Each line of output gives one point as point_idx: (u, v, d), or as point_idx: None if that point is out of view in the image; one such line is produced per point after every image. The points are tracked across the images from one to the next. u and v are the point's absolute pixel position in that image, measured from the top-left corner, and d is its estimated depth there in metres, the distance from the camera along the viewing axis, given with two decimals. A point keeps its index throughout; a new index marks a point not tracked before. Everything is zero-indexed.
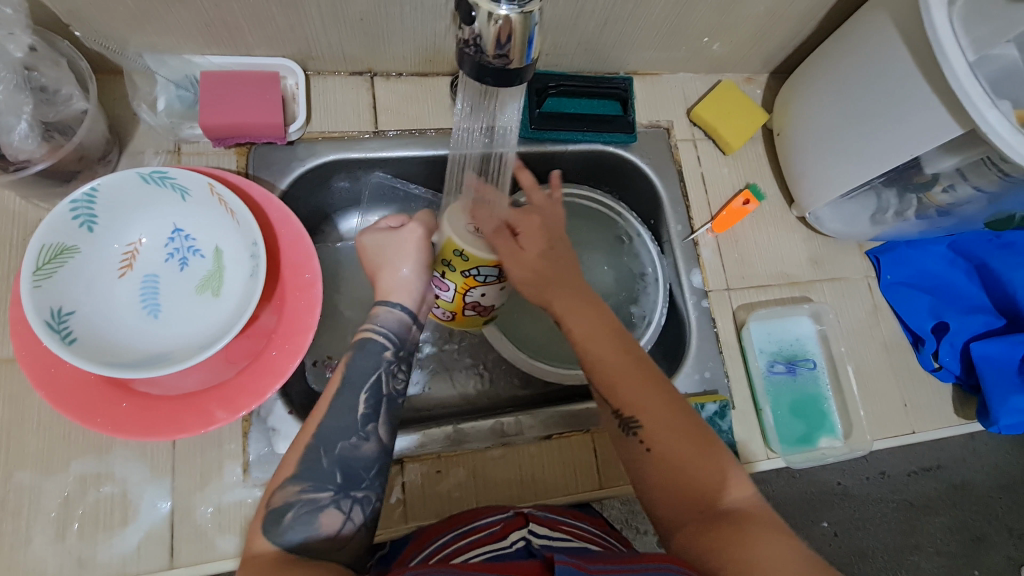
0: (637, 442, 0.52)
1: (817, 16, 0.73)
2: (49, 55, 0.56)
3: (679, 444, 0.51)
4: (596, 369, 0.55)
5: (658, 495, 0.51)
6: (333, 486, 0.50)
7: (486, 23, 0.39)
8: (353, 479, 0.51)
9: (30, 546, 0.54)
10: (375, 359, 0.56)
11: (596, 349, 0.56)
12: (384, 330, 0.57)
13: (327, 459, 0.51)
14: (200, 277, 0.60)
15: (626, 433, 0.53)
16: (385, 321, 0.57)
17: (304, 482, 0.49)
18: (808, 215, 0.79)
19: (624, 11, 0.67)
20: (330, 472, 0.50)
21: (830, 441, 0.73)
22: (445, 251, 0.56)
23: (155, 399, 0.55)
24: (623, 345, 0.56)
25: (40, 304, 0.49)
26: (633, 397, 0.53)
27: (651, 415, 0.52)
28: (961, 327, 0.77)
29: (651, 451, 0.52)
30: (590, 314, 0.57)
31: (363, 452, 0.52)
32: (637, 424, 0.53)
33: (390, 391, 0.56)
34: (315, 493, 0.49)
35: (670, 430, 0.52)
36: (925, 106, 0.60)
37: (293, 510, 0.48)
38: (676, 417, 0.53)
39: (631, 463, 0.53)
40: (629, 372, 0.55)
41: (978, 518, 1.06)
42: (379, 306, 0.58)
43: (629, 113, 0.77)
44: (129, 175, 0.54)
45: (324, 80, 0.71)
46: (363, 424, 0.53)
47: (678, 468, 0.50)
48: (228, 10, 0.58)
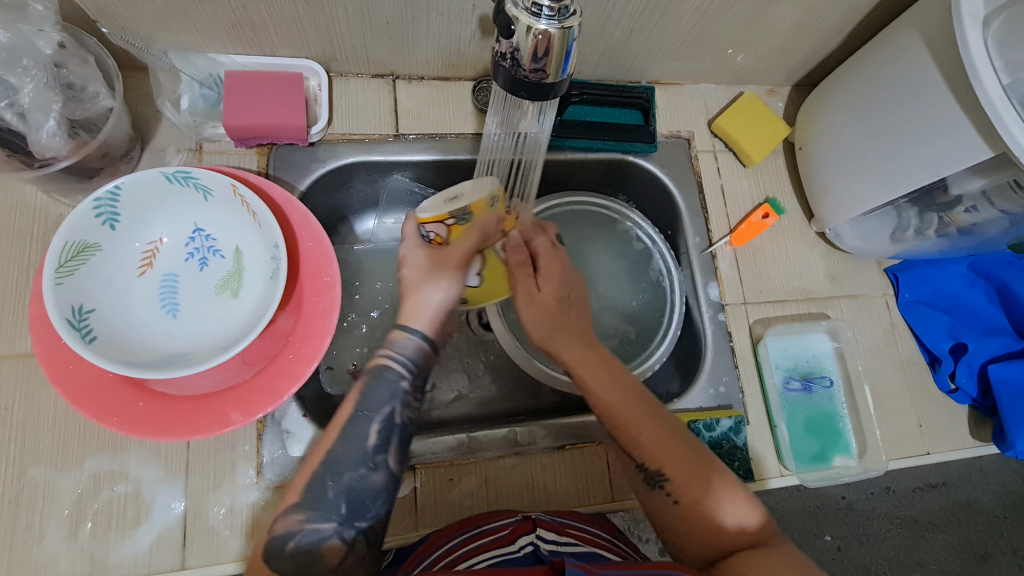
0: (663, 494, 0.52)
1: (843, 31, 0.73)
2: (77, 52, 0.56)
3: (705, 493, 0.51)
4: (613, 421, 0.55)
5: (688, 545, 0.50)
6: (337, 516, 0.48)
7: (525, 36, 0.39)
8: (359, 510, 0.49)
9: (42, 543, 0.54)
10: (389, 388, 0.53)
11: (606, 399, 0.55)
12: (400, 356, 0.54)
13: (333, 489, 0.49)
14: (220, 277, 0.60)
15: (650, 487, 0.52)
16: (401, 346, 0.55)
17: (308, 510, 0.48)
18: (828, 230, 0.79)
19: (651, 22, 0.66)
20: (336, 502, 0.49)
21: (844, 460, 0.73)
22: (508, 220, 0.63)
23: (171, 399, 0.55)
24: (638, 394, 0.56)
25: (62, 301, 0.49)
26: (655, 448, 0.53)
27: (675, 465, 0.52)
28: (979, 349, 0.76)
29: (678, 502, 0.51)
30: (601, 364, 0.57)
31: (371, 482, 0.50)
32: (663, 477, 0.52)
33: (403, 420, 0.53)
34: (319, 523, 0.48)
35: (696, 481, 0.51)
36: (954, 127, 0.59)
37: (296, 537, 0.47)
38: (696, 464, 0.52)
39: (659, 518, 0.52)
40: (646, 424, 0.54)
41: (982, 537, 1.05)
42: (397, 329, 0.55)
43: (650, 123, 0.76)
44: (153, 175, 0.54)
45: (347, 81, 0.71)
46: (372, 454, 0.50)
47: (705, 517, 0.50)
48: (255, 10, 0.58)
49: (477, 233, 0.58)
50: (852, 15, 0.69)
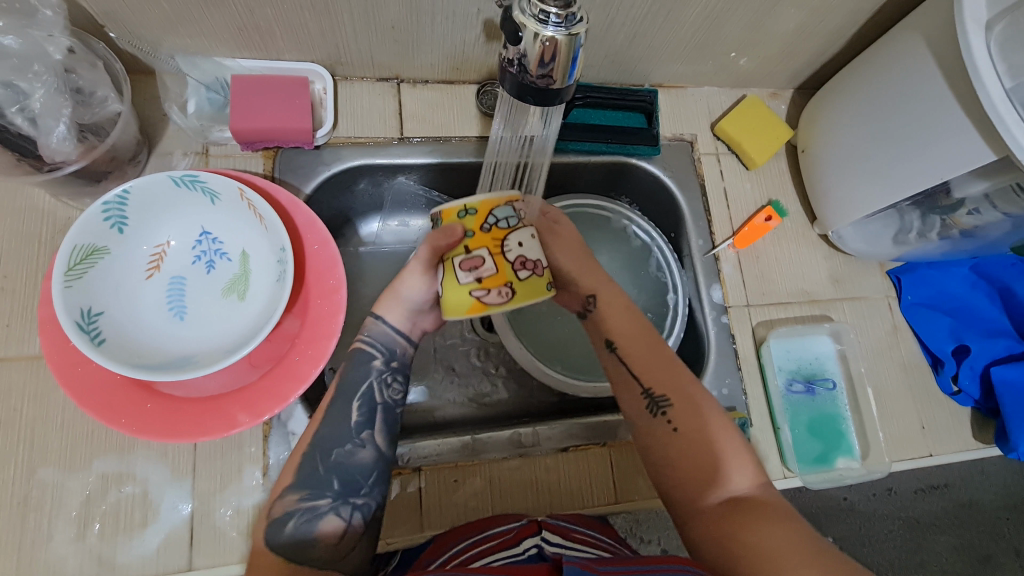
0: (664, 420, 0.54)
1: (846, 34, 0.73)
2: (86, 57, 0.57)
3: (702, 426, 0.53)
4: (625, 348, 0.57)
5: (678, 475, 0.52)
6: (331, 492, 0.50)
7: (532, 42, 0.39)
8: (351, 486, 0.51)
9: (51, 544, 0.55)
10: (366, 369, 0.56)
11: (620, 328, 0.58)
12: (372, 341, 0.57)
13: (323, 467, 0.51)
14: (227, 280, 0.60)
15: (652, 414, 0.54)
16: (374, 330, 0.57)
17: (302, 490, 0.50)
18: (831, 233, 0.79)
19: (654, 26, 0.67)
20: (328, 479, 0.51)
21: (847, 462, 0.73)
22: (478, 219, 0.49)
23: (179, 402, 0.55)
24: (649, 330, 0.59)
25: (71, 304, 0.49)
26: (662, 378, 0.55)
27: (680, 395, 0.54)
28: (982, 351, 0.76)
29: (677, 429, 0.53)
30: (620, 302, 0.60)
31: (358, 458, 0.52)
32: (666, 403, 0.54)
33: (386, 400, 0.56)
34: (313, 501, 0.49)
35: (696, 413, 0.53)
36: (957, 131, 0.59)
37: (294, 518, 0.49)
38: (696, 398, 0.54)
39: (655, 445, 0.53)
40: (656, 356, 0.57)
41: (984, 538, 1.06)
42: (369, 317, 0.58)
43: (654, 126, 0.76)
44: (161, 178, 0.54)
45: (352, 85, 0.72)
46: (358, 431, 0.53)
47: (703, 449, 0.52)
48: (262, 15, 0.58)
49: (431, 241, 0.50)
50: (856, 18, 0.70)
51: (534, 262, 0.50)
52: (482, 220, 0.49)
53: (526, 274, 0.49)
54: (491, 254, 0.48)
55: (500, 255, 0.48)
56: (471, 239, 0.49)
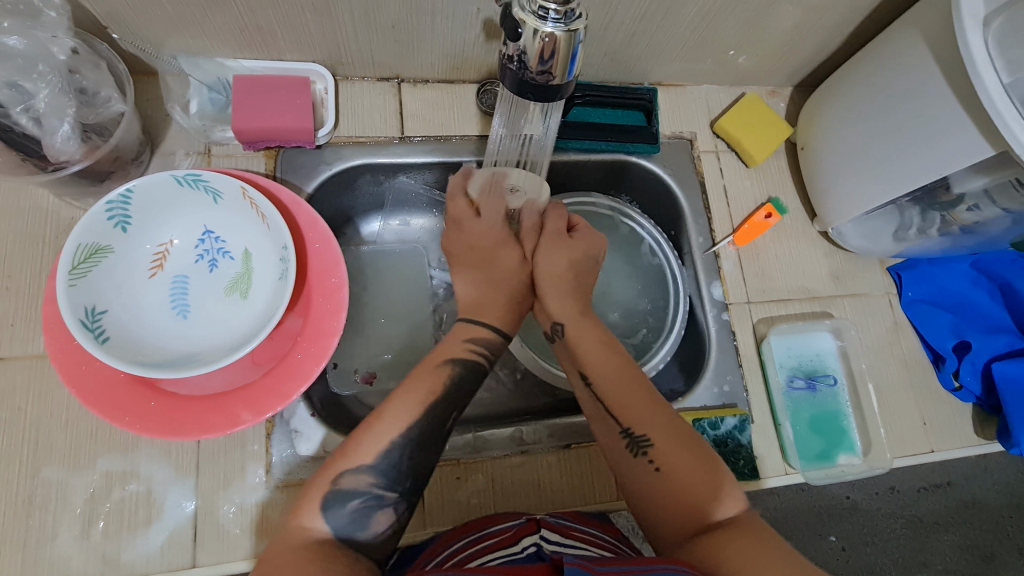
0: (646, 460, 0.52)
1: (844, 31, 0.73)
2: (90, 58, 0.57)
3: (686, 463, 0.52)
4: (601, 385, 0.57)
5: (662, 512, 0.50)
6: (400, 488, 0.50)
7: (532, 39, 0.39)
8: (421, 488, 0.52)
9: (55, 542, 0.55)
10: (474, 377, 0.58)
11: (598, 363, 0.58)
12: (486, 351, 0.59)
13: (407, 465, 0.51)
14: (229, 279, 0.61)
15: (633, 454, 0.53)
16: (485, 339, 0.60)
17: (381, 478, 0.50)
18: (831, 230, 0.79)
19: (653, 24, 0.67)
20: (406, 476, 0.51)
21: (848, 458, 0.73)
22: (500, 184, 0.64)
23: (182, 399, 0.55)
24: (626, 363, 0.58)
25: (75, 303, 0.50)
26: (641, 415, 0.54)
27: (660, 433, 0.53)
28: (983, 347, 0.76)
29: (659, 469, 0.52)
30: (601, 338, 0.60)
31: (441, 463, 0.52)
32: (646, 442, 0.53)
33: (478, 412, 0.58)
34: (384, 491, 0.50)
35: (679, 449, 0.52)
36: (955, 125, 0.59)
37: (358, 500, 0.49)
38: (679, 435, 0.53)
39: (637, 485, 0.52)
40: (635, 391, 0.56)
41: (987, 537, 1.05)
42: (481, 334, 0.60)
43: (653, 124, 0.77)
44: (164, 178, 0.55)
45: (353, 85, 0.72)
46: (449, 438, 0.54)
47: (686, 488, 0.50)
48: (263, 15, 0.59)
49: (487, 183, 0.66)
50: (853, 15, 0.70)
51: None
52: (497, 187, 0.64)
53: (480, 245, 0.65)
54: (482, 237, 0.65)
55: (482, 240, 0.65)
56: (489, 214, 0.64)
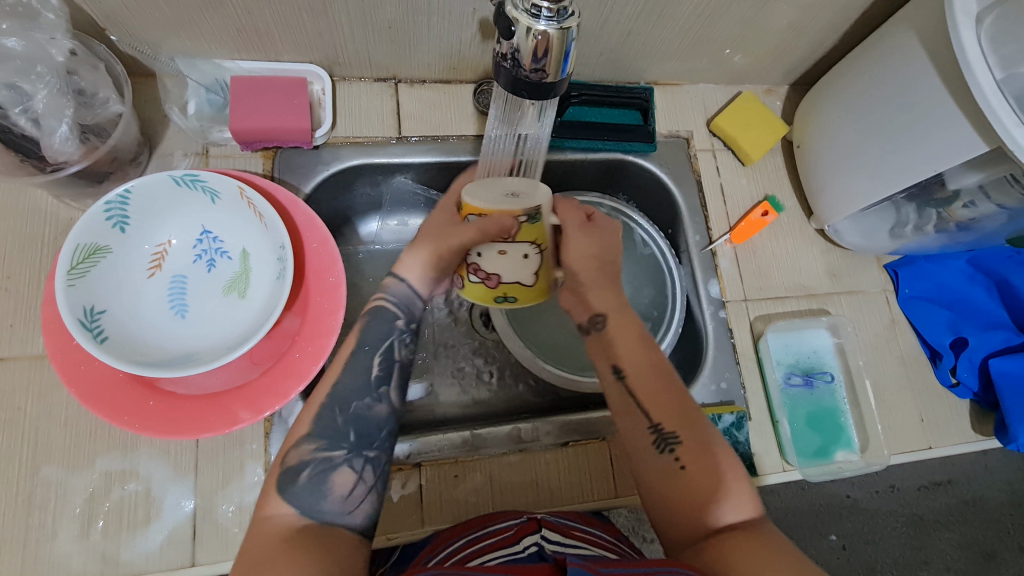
0: (671, 457, 0.52)
1: (839, 30, 0.73)
2: (88, 59, 0.57)
3: (710, 468, 0.52)
4: (635, 379, 0.57)
5: (678, 512, 0.50)
6: (347, 444, 0.50)
7: (525, 37, 0.40)
8: (367, 438, 0.51)
9: (55, 541, 0.55)
10: (389, 326, 0.56)
11: (631, 359, 0.58)
12: (393, 300, 0.58)
13: (342, 418, 0.51)
14: (228, 279, 0.61)
15: (659, 450, 0.53)
16: (399, 292, 0.58)
17: (320, 440, 0.50)
18: (827, 227, 0.80)
19: (648, 23, 0.67)
20: (346, 430, 0.51)
21: (846, 455, 0.73)
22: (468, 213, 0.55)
23: (181, 399, 0.56)
24: (660, 362, 0.58)
25: (74, 303, 0.50)
26: (672, 414, 0.54)
27: (689, 434, 0.53)
28: (980, 343, 0.76)
29: (684, 468, 0.52)
30: (635, 335, 0.60)
31: (376, 412, 0.52)
32: (675, 440, 0.53)
33: (403, 358, 0.56)
34: (330, 452, 0.50)
35: (705, 453, 0.52)
36: (948, 121, 0.60)
37: (308, 468, 0.48)
38: (708, 439, 0.53)
39: (658, 481, 0.52)
40: (668, 390, 0.56)
41: (989, 535, 1.05)
42: (391, 277, 0.59)
43: (649, 123, 0.77)
44: (162, 178, 0.55)
45: (350, 85, 0.72)
46: (376, 386, 0.53)
47: (706, 492, 0.50)
48: (260, 16, 0.59)
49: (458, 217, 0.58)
50: (848, 14, 0.70)
51: (484, 277, 0.58)
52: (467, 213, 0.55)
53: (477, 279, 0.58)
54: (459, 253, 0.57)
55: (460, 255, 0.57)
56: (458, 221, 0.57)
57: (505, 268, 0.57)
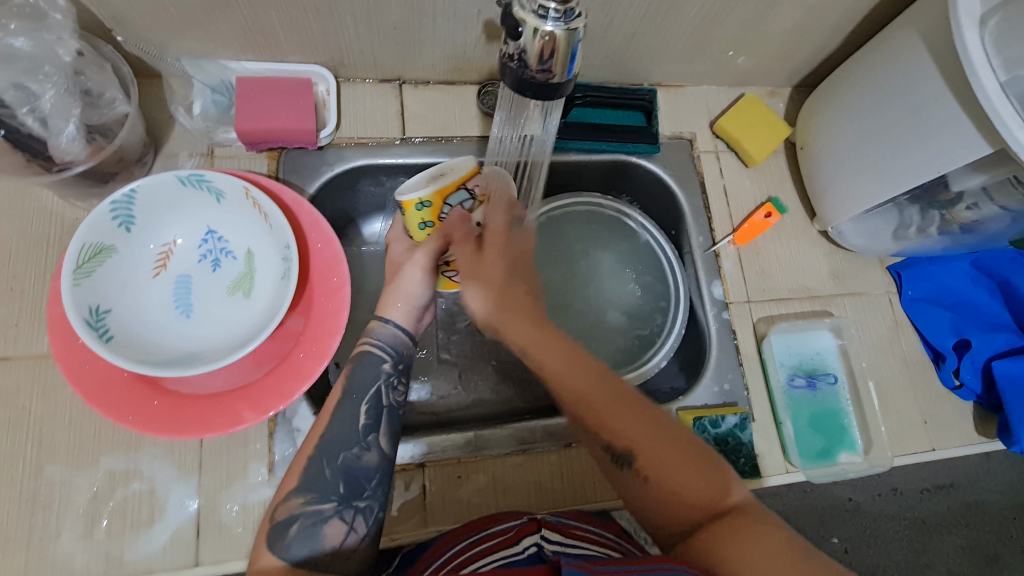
0: (633, 473, 0.51)
1: (843, 32, 0.74)
2: (95, 60, 0.58)
3: (674, 466, 0.50)
4: (572, 401, 0.53)
5: (658, 518, 0.50)
6: (336, 496, 0.50)
7: (532, 37, 0.40)
8: (355, 489, 0.51)
9: (59, 541, 0.55)
10: (375, 371, 0.56)
11: (563, 374, 0.54)
12: (380, 344, 0.57)
13: (330, 469, 0.51)
14: (232, 278, 0.61)
15: (620, 468, 0.52)
16: (382, 334, 0.57)
17: (308, 493, 0.49)
18: (830, 228, 0.80)
19: (653, 25, 0.68)
20: (334, 482, 0.50)
21: (849, 457, 0.73)
22: (432, 216, 0.55)
23: (185, 398, 0.56)
24: (595, 366, 0.55)
25: (79, 302, 0.50)
26: (622, 429, 0.52)
27: (645, 445, 0.51)
28: (983, 345, 0.76)
29: (649, 480, 0.50)
30: (558, 338, 0.56)
31: (365, 461, 0.52)
32: (631, 458, 0.51)
33: (391, 402, 0.56)
34: (318, 505, 0.49)
35: (664, 452, 0.51)
36: (951, 123, 0.60)
37: (298, 521, 0.48)
38: (665, 439, 0.52)
39: (632, 497, 0.52)
40: (612, 402, 0.53)
41: (991, 538, 1.05)
42: (375, 320, 0.58)
43: (653, 124, 0.77)
44: (167, 178, 0.55)
45: (355, 86, 0.73)
46: (364, 434, 0.53)
47: (678, 487, 0.49)
48: (266, 18, 0.59)
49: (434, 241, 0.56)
50: (852, 16, 0.71)
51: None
52: (438, 212, 0.54)
53: (491, 255, 0.59)
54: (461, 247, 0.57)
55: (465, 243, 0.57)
56: (432, 225, 0.56)
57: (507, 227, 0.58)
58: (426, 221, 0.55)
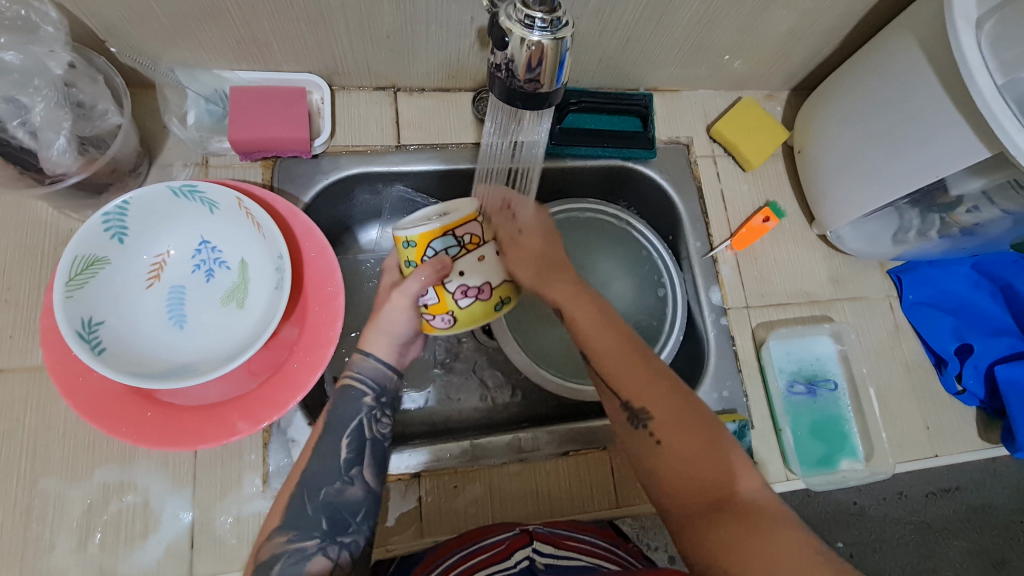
0: (647, 435, 0.51)
1: (839, 35, 0.73)
2: (87, 72, 0.58)
3: (688, 435, 0.50)
4: (596, 360, 0.55)
5: (666, 489, 0.49)
6: (319, 532, 0.50)
7: (519, 46, 0.39)
8: (339, 525, 0.50)
9: (52, 554, 0.55)
10: (357, 405, 0.55)
11: (594, 340, 0.56)
12: (362, 377, 0.56)
13: (311, 505, 0.50)
14: (226, 288, 0.61)
15: (634, 427, 0.52)
16: (365, 368, 0.57)
17: (291, 531, 0.49)
18: (829, 233, 0.79)
19: (647, 30, 0.67)
20: (316, 519, 0.50)
21: (851, 464, 0.72)
22: (413, 254, 0.53)
23: (179, 409, 0.55)
24: (624, 336, 0.56)
25: (72, 314, 0.50)
26: (641, 389, 0.53)
27: (659, 406, 0.52)
28: (986, 349, 0.75)
29: (661, 442, 0.50)
30: (593, 306, 0.58)
31: (348, 496, 0.51)
32: (646, 415, 0.52)
33: (374, 435, 0.55)
34: (301, 542, 0.49)
35: (679, 422, 0.51)
36: (948, 127, 0.59)
37: (280, 561, 0.48)
38: (683, 410, 0.51)
39: (640, 457, 0.51)
40: (637, 366, 0.54)
41: (998, 542, 1.04)
42: (357, 353, 0.58)
43: (649, 129, 0.77)
44: (160, 190, 0.55)
45: (349, 94, 0.72)
46: (347, 468, 0.52)
47: (689, 462, 0.49)
48: (259, 27, 0.59)
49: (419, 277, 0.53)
50: (848, 19, 0.70)
51: (477, 291, 0.54)
52: (421, 251, 0.53)
53: (468, 302, 0.54)
54: (439, 288, 0.53)
55: (440, 286, 0.53)
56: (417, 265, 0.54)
57: (489, 272, 0.54)
58: (411, 259, 0.54)
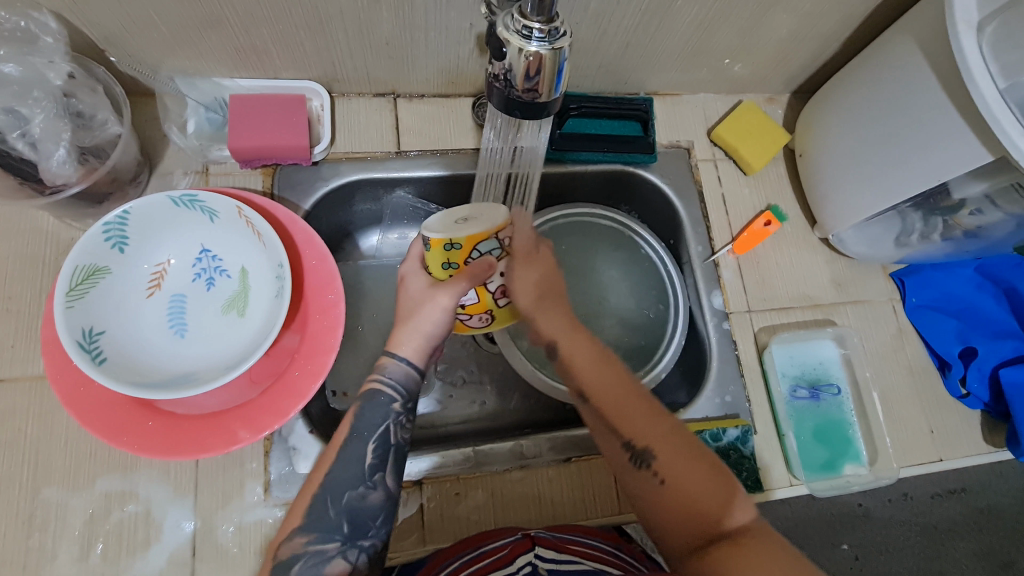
0: (649, 473, 0.49)
1: (839, 38, 0.73)
2: (87, 82, 0.58)
3: (692, 475, 0.48)
4: (598, 403, 0.54)
5: (667, 528, 0.47)
6: (340, 536, 0.49)
7: (516, 57, 0.39)
8: (359, 529, 0.50)
9: (54, 563, 0.55)
10: (384, 411, 0.54)
11: (592, 381, 0.55)
12: (390, 382, 0.55)
13: (334, 509, 0.49)
14: (226, 297, 0.61)
15: (636, 466, 0.50)
16: (394, 372, 0.55)
17: (311, 532, 0.48)
18: (831, 236, 0.79)
19: (646, 35, 0.67)
20: (338, 522, 0.49)
21: (855, 468, 0.72)
22: (456, 256, 0.56)
23: (180, 419, 0.55)
24: (622, 378, 0.55)
25: (72, 324, 0.50)
26: (643, 428, 0.51)
27: (663, 447, 0.50)
28: (989, 353, 0.74)
29: (664, 481, 0.48)
30: (589, 346, 0.57)
31: (369, 502, 0.50)
32: (649, 454, 0.50)
33: (399, 441, 0.54)
34: (322, 544, 0.48)
35: (682, 461, 0.49)
36: (950, 130, 0.59)
37: (300, 561, 0.48)
38: (687, 451, 0.49)
39: (642, 497, 0.49)
40: (637, 406, 0.53)
41: (1005, 544, 1.03)
42: (386, 356, 0.56)
43: (649, 133, 0.77)
44: (161, 199, 0.55)
45: (350, 101, 0.72)
46: (370, 473, 0.51)
47: (691, 504, 0.46)
48: (258, 35, 0.59)
49: (471, 275, 0.56)
50: (849, 22, 0.70)
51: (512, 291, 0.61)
52: (467, 253, 0.56)
53: (504, 302, 0.61)
54: (480, 288, 0.59)
55: (483, 287, 0.59)
56: (456, 266, 0.57)
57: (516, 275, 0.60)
58: (452, 261, 0.57)
